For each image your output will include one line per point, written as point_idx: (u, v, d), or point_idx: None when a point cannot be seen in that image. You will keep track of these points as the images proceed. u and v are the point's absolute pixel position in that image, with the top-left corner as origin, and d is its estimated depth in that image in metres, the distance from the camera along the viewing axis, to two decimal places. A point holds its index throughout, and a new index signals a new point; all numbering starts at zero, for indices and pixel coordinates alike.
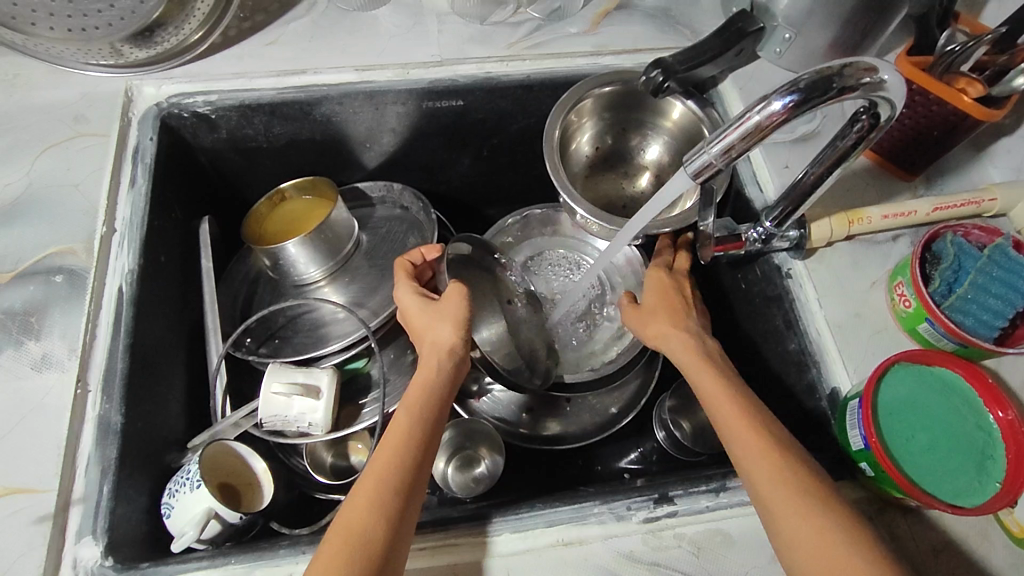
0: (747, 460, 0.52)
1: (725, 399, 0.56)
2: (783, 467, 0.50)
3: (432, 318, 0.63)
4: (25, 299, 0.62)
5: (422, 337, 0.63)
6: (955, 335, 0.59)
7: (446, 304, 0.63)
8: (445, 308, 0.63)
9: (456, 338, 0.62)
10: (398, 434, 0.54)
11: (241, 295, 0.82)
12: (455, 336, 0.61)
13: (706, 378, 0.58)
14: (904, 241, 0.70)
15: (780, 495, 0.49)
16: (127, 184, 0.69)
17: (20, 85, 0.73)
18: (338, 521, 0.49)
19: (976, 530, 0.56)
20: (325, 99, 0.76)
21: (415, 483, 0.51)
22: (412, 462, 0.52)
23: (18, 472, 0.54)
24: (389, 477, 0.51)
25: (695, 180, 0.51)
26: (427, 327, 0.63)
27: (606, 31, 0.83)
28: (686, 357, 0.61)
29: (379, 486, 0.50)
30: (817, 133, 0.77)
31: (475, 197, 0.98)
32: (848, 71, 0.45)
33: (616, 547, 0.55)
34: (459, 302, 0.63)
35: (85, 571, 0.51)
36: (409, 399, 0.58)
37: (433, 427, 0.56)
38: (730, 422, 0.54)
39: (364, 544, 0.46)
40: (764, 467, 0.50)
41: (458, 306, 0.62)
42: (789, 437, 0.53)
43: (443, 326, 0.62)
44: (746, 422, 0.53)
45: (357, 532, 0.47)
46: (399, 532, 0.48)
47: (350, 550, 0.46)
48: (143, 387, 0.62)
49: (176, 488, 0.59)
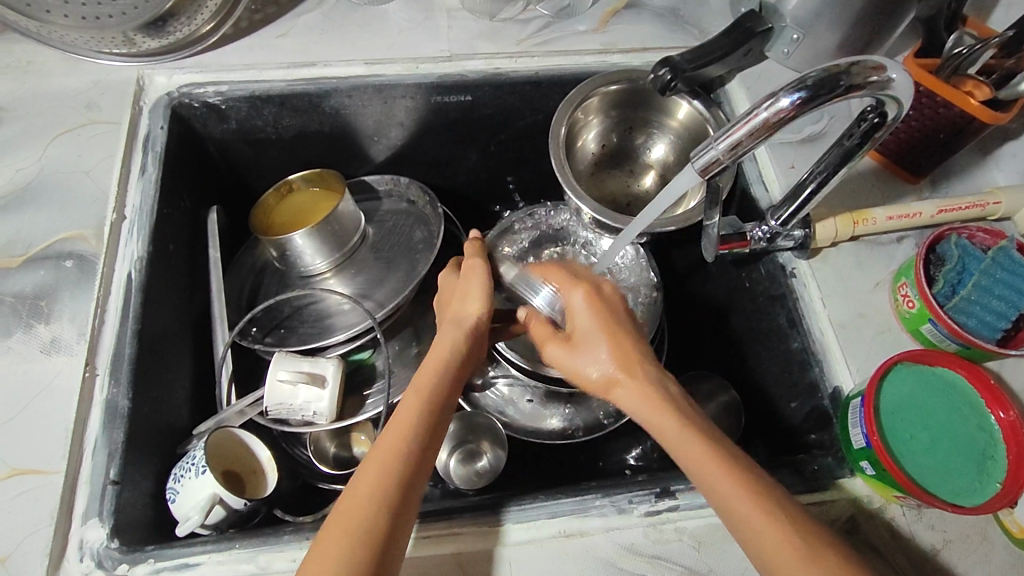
0: (742, 525, 0.47)
1: (707, 456, 0.49)
2: (778, 527, 0.45)
3: (463, 293, 0.66)
4: (36, 283, 0.62)
5: (449, 312, 0.66)
6: (958, 336, 0.60)
7: (470, 281, 0.66)
8: (471, 284, 0.66)
9: (482, 314, 0.64)
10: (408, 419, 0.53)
11: (247, 284, 0.83)
12: (479, 311, 0.64)
13: (671, 423, 0.53)
14: (909, 243, 0.71)
15: (783, 558, 0.44)
16: (137, 172, 0.69)
17: (32, 71, 0.74)
18: (342, 505, 0.48)
19: (976, 530, 0.57)
20: (334, 91, 0.77)
21: (419, 472, 0.51)
22: (417, 452, 0.51)
23: (28, 453, 0.55)
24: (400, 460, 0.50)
25: (702, 176, 0.52)
26: (456, 300, 0.66)
27: (614, 29, 0.83)
28: (646, 402, 0.56)
29: (387, 469, 0.49)
30: (823, 134, 0.77)
31: (480, 192, 0.98)
32: (856, 70, 0.45)
33: (618, 540, 0.55)
34: (482, 278, 0.67)
35: (91, 553, 0.51)
36: (420, 385, 0.56)
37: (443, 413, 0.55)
38: (711, 484, 0.48)
39: (365, 534, 0.46)
40: (764, 530, 0.45)
41: (480, 283, 0.66)
42: (778, 488, 0.48)
43: (469, 303, 0.65)
44: (732, 483, 0.48)
45: (359, 517, 0.47)
46: (399, 524, 0.48)
47: (351, 538, 0.46)
48: (150, 373, 0.63)
49: (182, 474, 0.59)
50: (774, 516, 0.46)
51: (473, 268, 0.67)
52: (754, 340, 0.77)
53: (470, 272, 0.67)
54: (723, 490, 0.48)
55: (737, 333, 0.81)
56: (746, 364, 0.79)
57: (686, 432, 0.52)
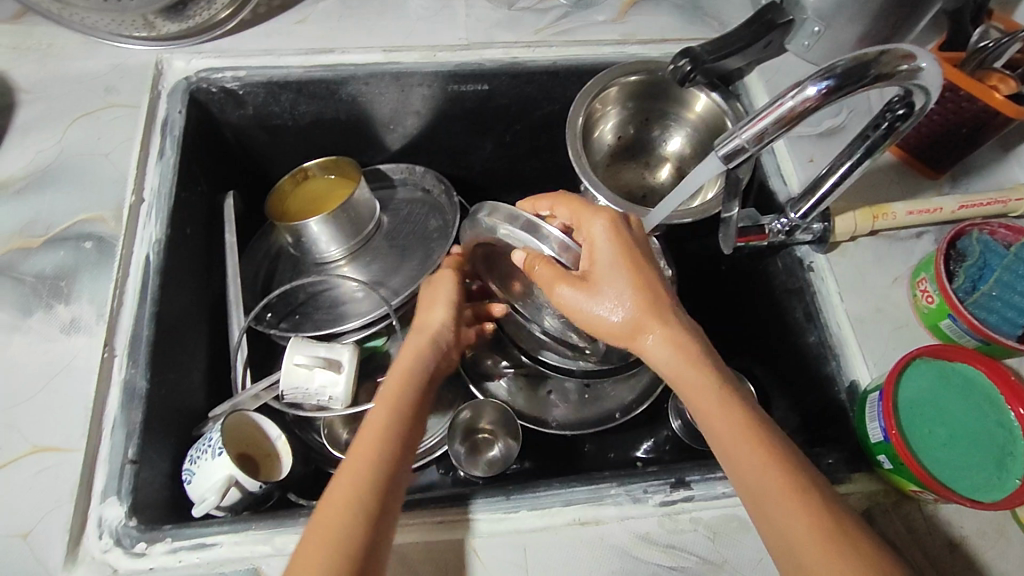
0: (771, 513, 0.46)
1: (744, 431, 0.49)
2: (805, 519, 0.45)
3: (429, 302, 0.65)
4: (56, 264, 0.62)
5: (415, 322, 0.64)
6: (977, 332, 0.59)
7: (436, 291, 0.65)
8: (439, 295, 0.65)
9: (448, 324, 0.64)
10: (377, 425, 0.53)
11: (262, 271, 0.83)
12: (445, 320, 0.63)
13: (709, 395, 0.51)
14: (928, 239, 0.71)
15: (808, 551, 0.44)
16: (156, 155, 0.69)
17: (53, 54, 0.74)
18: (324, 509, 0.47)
19: (994, 526, 0.56)
20: (352, 78, 0.76)
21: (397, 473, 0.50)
22: (389, 457, 0.51)
23: (48, 431, 0.55)
24: (375, 462, 0.50)
25: (726, 165, 0.52)
26: (422, 310, 0.65)
27: (633, 20, 0.83)
28: (683, 364, 0.52)
29: (359, 477, 0.49)
30: (843, 129, 0.77)
31: (494, 183, 0.98)
32: (885, 58, 0.45)
33: (632, 528, 0.55)
34: (450, 287, 0.65)
35: (109, 530, 0.51)
36: (386, 393, 0.56)
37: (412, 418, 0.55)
38: (745, 464, 0.48)
39: (347, 540, 0.45)
40: (787, 521, 0.45)
41: (448, 292, 0.65)
42: (815, 474, 0.48)
43: (433, 312, 0.64)
44: (767, 468, 0.47)
45: (339, 516, 0.46)
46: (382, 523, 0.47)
47: (331, 540, 0.45)
48: (167, 356, 0.63)
49: (198, 455, 0.59)
50: (805, 505, 0.45)
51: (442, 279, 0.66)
52: (770, 335, 0.77)
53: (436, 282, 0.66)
54: (756, 475, 0.47)
55: (750, 327, 0.81)
56: (761, 360, 0.79)
57: (726, 408, 0.50)
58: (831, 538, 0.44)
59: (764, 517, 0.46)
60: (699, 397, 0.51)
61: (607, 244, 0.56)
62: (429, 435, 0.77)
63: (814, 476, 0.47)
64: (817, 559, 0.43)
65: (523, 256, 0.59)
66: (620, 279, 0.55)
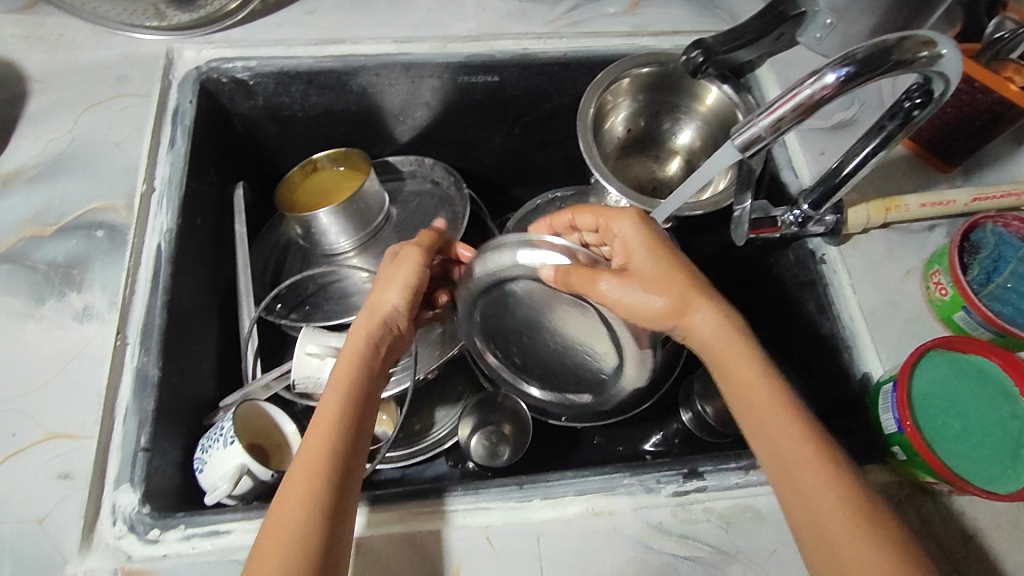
0: (801, 494, 0.46)
1: (777, 411, 0.49)
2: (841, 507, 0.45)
3: (389, 280, 0.60)
4: (68, 252, 0.62)
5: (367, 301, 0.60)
6: (992, 324, 0.59)
7: (398, 267, 0.60)
8: (401, 274, 0.59)
9: (404, 309, 0.59)
10: (329, 421, 0.51)
11: (271, 262, 0.83)
12: (401, 303, 0.58)
13: (744, 373, 0.51)
14: (941, 231, 0.70)
15: (837, 530, 0.44)
16: (167, 145, 0.69)
17: (63, 44, 0.74)
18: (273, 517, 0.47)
19: (1009, 518, 0.56)
20: (362, 69, 0.76)
21: (349, 471, 0.49)
22: (340, 458, 0.49)
23: (60, 418, 0.55)
24: (327, 460, 0.48)
25: (742, 154, 0.51)
26: (376, 288, 0.60)
27: (644, 12, 0.83)
28: (722, 343, 0.53)
29: (311, 476, 0.47)
30: (854, 121, 0.76)
31: (503, 176, 0.98)
32: (906, 45, 0.45)
33: (646, 518, 0.55)
34: (412, 267, 0.60)
35: (122, 517, 0.51)
36: (336, 380, 0.54)
37: (364, 411, 0.53)
38: (783, 443, 0.48)
39: (297, 544, 0.44)
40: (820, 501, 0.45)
41: (409, 271, 0.59)
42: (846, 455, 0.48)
43: (389, 292, 0.59)
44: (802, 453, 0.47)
45: (294, 521, 0.45)
46: (338, 521, 0.47)
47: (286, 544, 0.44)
48: (178, 345, 0.63)
49: (210, 444, 0.59)
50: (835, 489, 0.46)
51: (407, 256, 0.60)
52: (780, 327, 0.77)
53: (397, 261, 0.61)
54: (792, 453, 0.47)
55: (763, 323, 0.81)
56: (771, 353, 0.79)
57: (769, 383, 0.51)
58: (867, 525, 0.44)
59: (795, 499, 0.47)
60: (737, 373, 0.52)
61: (640, 233, 0.57)
62: (439, 427, 0.78)
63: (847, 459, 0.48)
64: (848, 545, 0.43)
65: (552, 271, 0.57)
66: (656, 265, 0.55)
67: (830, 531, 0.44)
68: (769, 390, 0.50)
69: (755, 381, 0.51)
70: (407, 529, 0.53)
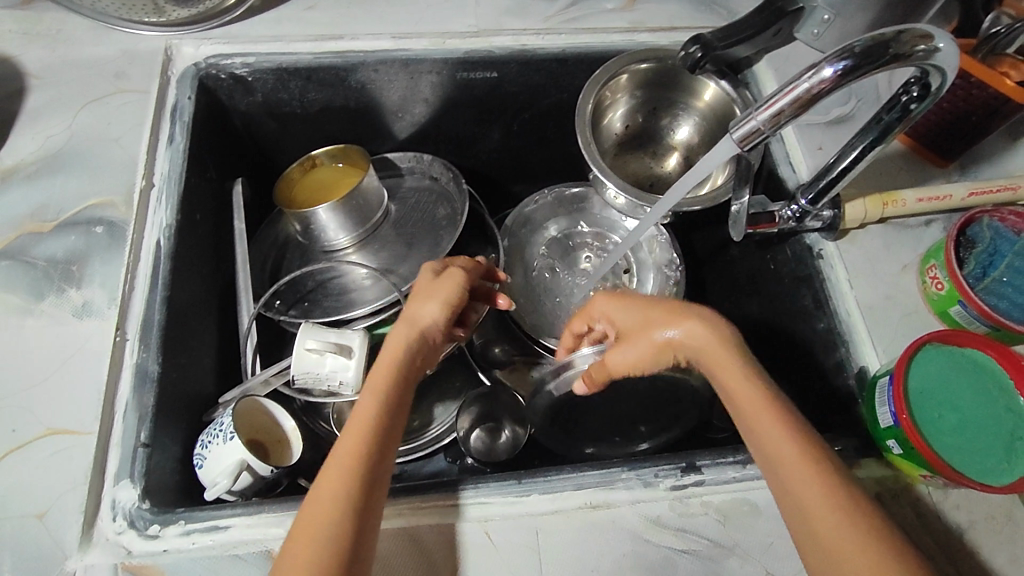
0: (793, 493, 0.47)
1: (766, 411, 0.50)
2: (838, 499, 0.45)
3: (427, 293, 0.62)
4: (67, 248, 0.62)
5: (406, 312, 0.62)
6: (988, 318, 0.60)
7: (440, 283, 0.62)
8: (440, 289, 0.62)
9: (440, 322, 0.61)
10: (364, 421, 0.52)
11: (270, 259, 0.83)
12: (438, 317, 0.60)
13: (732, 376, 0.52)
14: (937, 226, 0.71)
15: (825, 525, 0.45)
16: (166, 142, 0.69)
17: (61, 40, 0.74)
18: (304, 514, 0.47)
19: (1002, 511, 0.57)
20: (361, 65, 0.76)
21: (379, 468, 0.50)
22: (372, 455, 0.50)
23: (61, 415, 0.55)
24: (360, 457, 0.49)
25: (740, 147, 0.52)
26: (416, 300, 0.62)
27: (642, 8, 0.83)
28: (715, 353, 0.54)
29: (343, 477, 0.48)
30: (851, 117, 0.76)
31: (502, 172, 0.98)
32: (903, 38, 0.45)
33: (644, 512, 0.55)
34: (455, 286, 0.62)
35: (123, 513, 0.52)
36: (373, 383, 0.55)
37: (398, 414, 0.54)
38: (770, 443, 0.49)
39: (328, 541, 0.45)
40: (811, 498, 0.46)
41: (449, 287, 0.62)
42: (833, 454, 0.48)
43: (426, 306, 0.61)
44: (788, 450, 0.48)
45: (325, 514, 0.46)
46: (368, 518, 0.47)
47: (316, 539, 0.45)
48: (178, 341, 0.63)
49: (210, 440, 0.59)
50: (825, 483, 0.46)
51: (448, 275, 0.63)
52: (776, 322, 0.78)
53: (444, 279, 0.63)
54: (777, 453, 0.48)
55: (759, 317, 0.81)
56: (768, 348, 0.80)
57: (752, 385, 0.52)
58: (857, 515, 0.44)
59: (788, 495, 0.47)
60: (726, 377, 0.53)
61: (611, 300, 0.63)
62: (436, 424, 0.79)
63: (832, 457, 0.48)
64: (838, 537, 0.44)
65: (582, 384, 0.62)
66: (637, 317, 0.60)
67: (821, 526, 0.45)
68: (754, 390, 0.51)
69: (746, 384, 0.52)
70: (407, 525, 0.53)
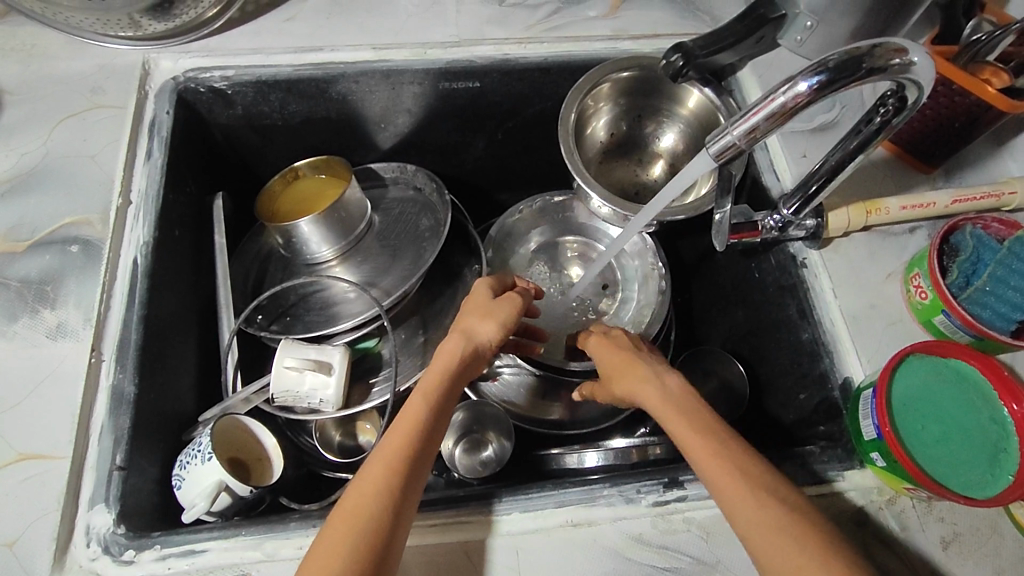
0: (730, 507, 0.48)
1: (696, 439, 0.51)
2: (796, 522, 0.45)
3: (484, 311, 0.63)
4: (42, 269, 0.62)
5: (461, 322, 0.63)
6: (971, 327, 0.59)
7: (499, 307, 0.64)
8: (499, 310, 0.64)
9: (495, 341, 0.62)
10: (411, 422, 0.53)
11: (252, 272, 0.82)
12: (493, 336, 0.62)
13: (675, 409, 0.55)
14: (921, 234, 0.70)
15: (763, 538, 0.45)
16: (143, 157, 0.68)
17: (36, 55, 0.73)
18: (344, 506, 0.48)
19: (986, 522, 0.57)
20: (341, 77, 0.76)
21: (415, 477, 0.50)
22: (413, 458, 0.50)
23: (34, 439, 0.54)
24: (402, 458, 0.50)
25: (717, 162, 0.51)
26: (472, 315, 0.63)
27: (625, 15, 0.82)
28: (653, 400, 0.57)
29: (383, 478, 0.48)
30: (835, 123, 0.76)
31: (488, 181, 0.98)
32: (878, 52, 0.44)
33: (625, 530, 0.55)
34: (513, 312, 0.64)
35: (97, 538, 0.51)
36: (425, 386, 0.56)
37: (440, 422, 0.55)
38: (707, 467, 0.50)
39: (365, 536, 0.45)
40: (746, 511, 0.46)
41: (507, 313, 0.64)
42: (772, 473, 0.49)
43: (485, 322, 0.62)
44: (740, 487, 0.47)
45: (364, 514, 0.46)
46: (401, 516, 0.48)
47: (349, 540, 0.45)
48: (156, 360, 0.62)
49: (188, 461, 0.59)
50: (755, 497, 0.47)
51: (507, 299, 0.65)
52: (761, 331, 0.77)
53: (502, 302, 0.65)
54: (716, 474, 0.49)
55: (745, 324, 0.81)
56: (752, 357, 0.80)
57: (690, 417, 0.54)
58: (818, 541, 0.44)
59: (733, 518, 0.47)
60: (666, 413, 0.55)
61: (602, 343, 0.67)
62: None
63: (769, 475, 0.49)
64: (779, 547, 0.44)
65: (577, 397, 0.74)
66: (617, 360, 0.63)
67: (765, 542, 0.45)
68: (695, 419, 0.53)
69: (682, 416, 0.54)
70: None
